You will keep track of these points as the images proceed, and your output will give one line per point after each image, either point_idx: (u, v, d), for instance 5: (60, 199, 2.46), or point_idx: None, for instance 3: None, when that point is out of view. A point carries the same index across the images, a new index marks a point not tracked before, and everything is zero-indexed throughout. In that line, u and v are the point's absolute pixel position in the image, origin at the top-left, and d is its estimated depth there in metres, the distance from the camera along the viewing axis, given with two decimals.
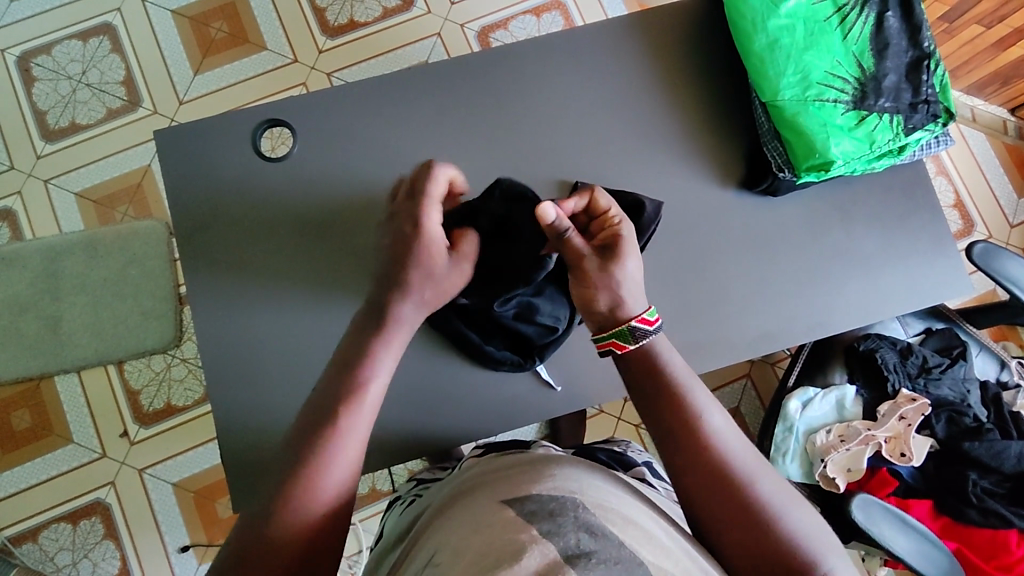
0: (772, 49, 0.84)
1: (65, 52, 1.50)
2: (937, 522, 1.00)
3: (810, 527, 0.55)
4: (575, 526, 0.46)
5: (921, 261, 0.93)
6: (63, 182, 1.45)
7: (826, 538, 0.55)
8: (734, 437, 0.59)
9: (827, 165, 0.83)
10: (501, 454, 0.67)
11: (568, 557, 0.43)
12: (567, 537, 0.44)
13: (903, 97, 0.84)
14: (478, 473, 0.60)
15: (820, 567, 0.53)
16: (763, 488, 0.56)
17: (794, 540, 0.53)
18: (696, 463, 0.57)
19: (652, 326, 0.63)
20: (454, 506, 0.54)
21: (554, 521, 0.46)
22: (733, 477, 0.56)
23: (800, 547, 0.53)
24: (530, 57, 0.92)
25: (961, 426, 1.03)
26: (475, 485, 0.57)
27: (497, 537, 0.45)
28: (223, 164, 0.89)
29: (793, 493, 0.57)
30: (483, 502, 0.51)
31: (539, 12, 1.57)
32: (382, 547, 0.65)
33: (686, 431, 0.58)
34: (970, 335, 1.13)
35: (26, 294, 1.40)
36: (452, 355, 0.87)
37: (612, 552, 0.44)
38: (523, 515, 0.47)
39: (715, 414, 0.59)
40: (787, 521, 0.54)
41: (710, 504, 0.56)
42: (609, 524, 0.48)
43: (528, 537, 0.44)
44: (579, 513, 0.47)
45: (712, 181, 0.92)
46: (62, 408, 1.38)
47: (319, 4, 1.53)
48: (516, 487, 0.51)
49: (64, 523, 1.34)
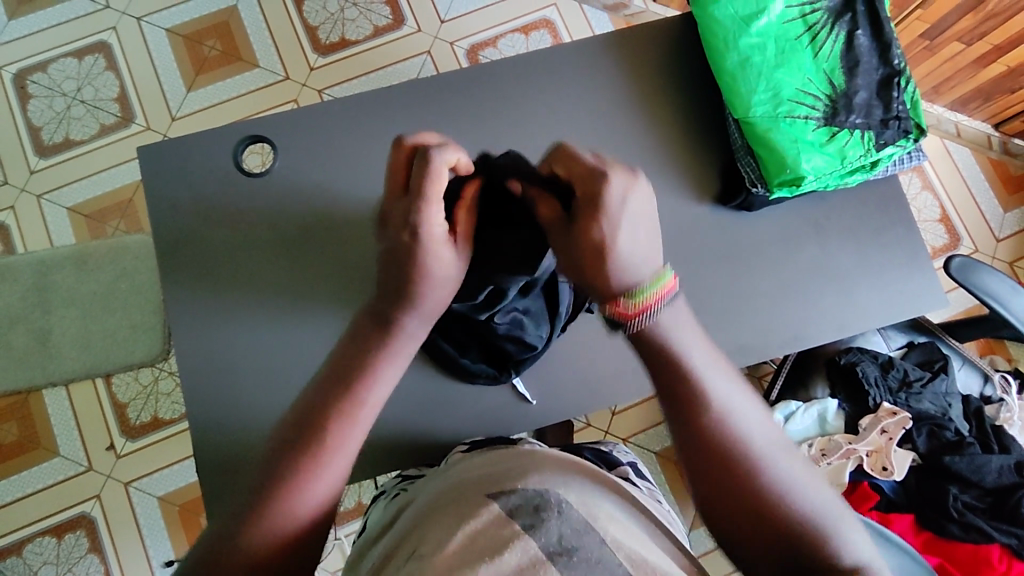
0: (744, 67, 0.86)
1: (60, 69, 1.52)
2: (920, 537, 0.99)
3: (819, 498, 0.53)
4: (559, 522, 0.47)
5: (897, 276, 0.94)
6: (56, 197, 1.47)
7: (838, 508, 0.53)
8: (744, 409, 0.55)
9: (798, 180, 0.85)
10: (481, 452, 0.69)
11: (549, 555, 0.44)
12: (550, 533, 0.46)
13: (875, 113, 0.86)
14: (461, 470, 0.62)
15: (838, 547, 0.51)
16: (770, 462, 0.53)
17: (808, 522, 0.51)
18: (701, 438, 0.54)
19: (634, 318, 0.55)
20: (434, 500, 0.56)
21: (538, 516, 0.47)
22: (741, 454, 0.53)
23: (816, 529, 0.51)
24: (508, 74, 0.94)
25: (942, 440, 1.03)
26: (457, 482, 0.58)
27: (475, 533, 0.46)
28: (206, 179, 0.90)
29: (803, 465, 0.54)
30: (464, 498, 0.52)
31: (527, 30, 1.59)
32: (358, 544, 0.66)
33: (696, 415, 0.55)
34: (952, 349, 1.13)
35: (16, 307, 1.41)
36: (429, 368, 0.88)
37: (592, 548, 0.46)
38: (507, 508, 0.48)
39: (727, 393, 0.55)
40: (801, 503, 0.52)
41: (716, 482, 0.54)
42: (593, 519, 0.48)
43: (510, 536, 0.45)
44: (562, 507, 0.48)
45: (687, 196, 0.93)
46: (49, 421, 1.38)
47: (311, 22, 1.56)
48: (499, 482, 0.52)
49: (49, 537, 1.34)
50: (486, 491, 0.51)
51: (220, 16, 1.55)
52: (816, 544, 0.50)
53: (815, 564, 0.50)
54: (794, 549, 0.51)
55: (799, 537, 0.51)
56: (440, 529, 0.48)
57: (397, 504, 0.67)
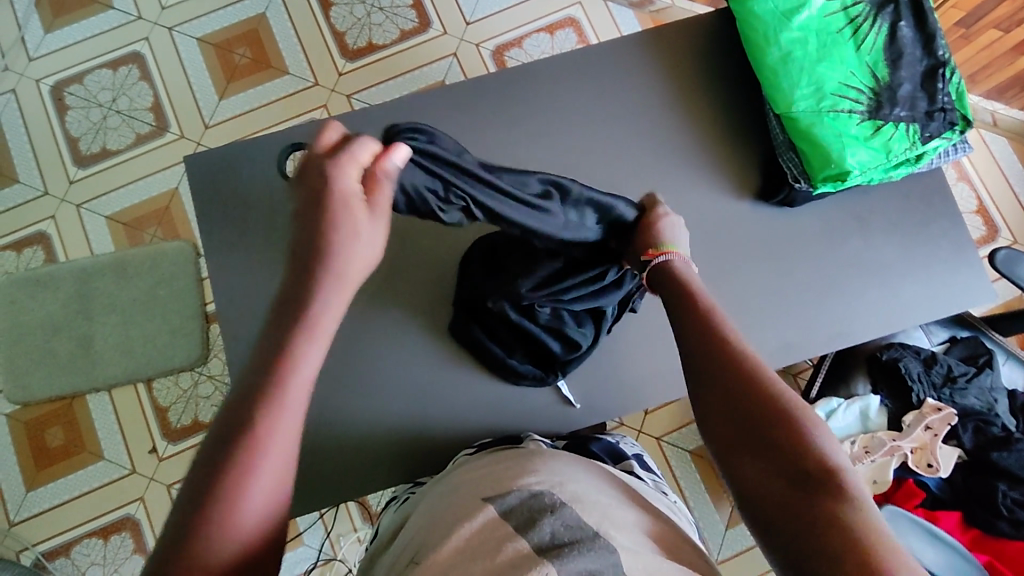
0: (785, 62, 0.85)
1: (96, 80, 1.56)
2: (967, 535, 0.99)
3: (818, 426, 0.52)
4: (552, 521, 0.49)
5: (943, 269, 0.93)
6: (95, 206, 1.50)
7: (837, 444, 0.52)
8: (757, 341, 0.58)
9: (843, 175, 0.84)
10: (490, 452, 0.72)
11: (540, 550, 0.46)
12: (542, 531, 0.48)
13: (919, 106, 0.84)
14: (471, 467, 0.65)
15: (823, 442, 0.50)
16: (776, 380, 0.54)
17: (795, 411, 0.52)
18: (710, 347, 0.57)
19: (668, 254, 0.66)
20: (440, 505, 0.59)
21: (531, 517, 0.50)
22: (739, 350, 0.56)
23: (802, 421, 0.51)
24: (544, 76, 0.94)
25: (988, 435, 1.01)
26: (462, 485, 0.61)
27: (467, 538, 0.49)
28: (249, 187, 0.92)
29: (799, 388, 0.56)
30: (468, 501, 0.56)
31: (553, 29, 1.59)
32: (369, 550, 0.68)
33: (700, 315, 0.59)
34: (996, 343, 1.12)
35: (60, 315, 1.44)
36: (473, 369, 0.88)
37: (586, 541, 0.47)
38: (500, 511, 0.52)
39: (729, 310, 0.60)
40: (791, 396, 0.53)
41: (711, 376, 0.56)
42: (585, 515, 0.51)
43: (504, 535, 0.48)
44: (555, 508, 0.51)
45: (727, 193, 0.92)
46: (93, 425, 1.42)
47: (339, 28, 1.57)
48: (500, 486, 0.57)
49: (96, 538, 1.37)
50: (484, 496, 0.56)
51: (249, 24, 1.57)
52: (801, 430, 0.51)
53: (798, 450, 0.50)
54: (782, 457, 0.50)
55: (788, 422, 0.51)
56: (438, 535, 0.52)
57: (404, 509, 0.69)
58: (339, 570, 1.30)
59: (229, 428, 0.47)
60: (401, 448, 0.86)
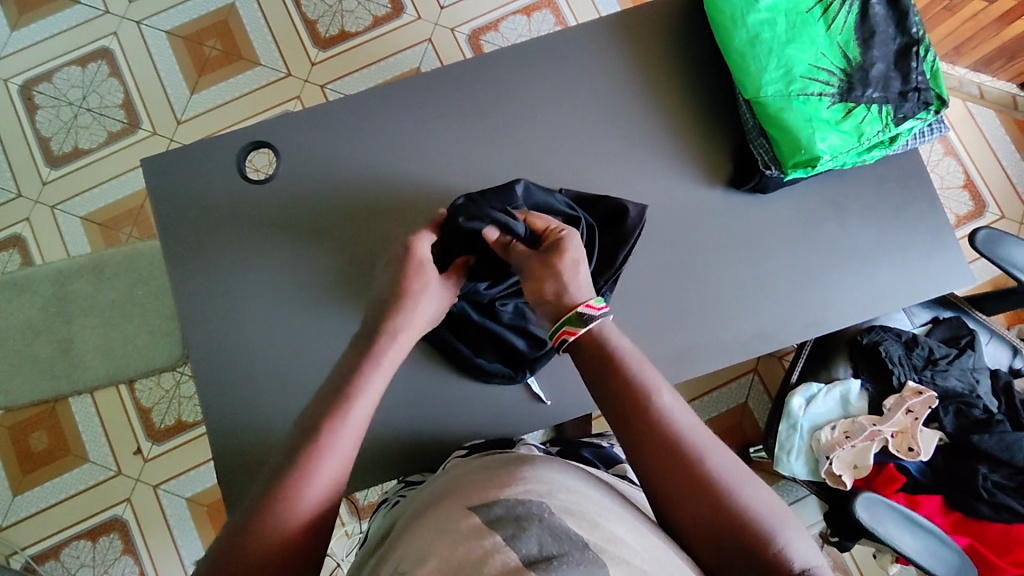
0: (753, 44, 0.82)
1: (65, 78, 1.52)
2: (948, 518, 0.98)
3: (762, 501, 0.56)
4: (539, 531, 0.47)
5: (920, 253, 0.91)
6: (69, 207, 1.48)
7: (789, 522, 0.56)
8: (689, 415, 0.59)
9: (814, 161, 0.81)
10: (486, 455, 0.69)
11: (529, 563, 0.45)
12: (530, 541, 0.46)
13: (892, 86, 0.82)
14: (460, 471, 0.63)
15: (776, 538, 0.54)
16: (717, 465, 0.57)
17: (746, 513, 0.55)
18: (652, 443, 0.58)
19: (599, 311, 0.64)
20: (421, 514, 0.56)
21: (517, 526, 0.47)
22: (681, 451, 0.57)
23: (754, 519, 0.55)
24: (509, 64, 0.91)
25: (970, 418, 1.00)
26: (449, 490, 0.58)
27: (453, 549, 0.46)
28: (210, 188, 0.90)
29: (744, 465, 0.58)
30: (452, 507, 0.52)
31: (529, 11, 1.56)
32: (358, 555, 0.65)
33: (637, 414, 0.59)
34: (979, 323, 1.11)
35: (38, 318, 1.43)
36: (442, 369, 0.87)
37: (574, 554, 0.46)
38: (488, 520, 0.48)
39: (664, 393, 0.60)
40: (738, 495, 0.56)
41: (660, 481, 0.57)
42: (576, 525, 0.49)
43: (490, 545, 0.46)
44: (545, 516, 0.49)
45: (697, 181, 0.90)
46: (77, 428, 1.41)
47: (310, 16, 1.54)
48: (486, 491, 0.53)
49: (84, 540, 1.37)
50: (469, 503, 0.52)
51: (219, 15, 1.54)
52: (755, 533, 0.54)
53: (756, 554, 0.54)
54: (745, 550, 0.54)
55: (740, 525, 0.54)
56: (420, 546, 0.48)
57: (392, 513, 0.67)
58: (328, 565, 1.30)
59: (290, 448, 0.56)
60: (370, 451, 0.85)
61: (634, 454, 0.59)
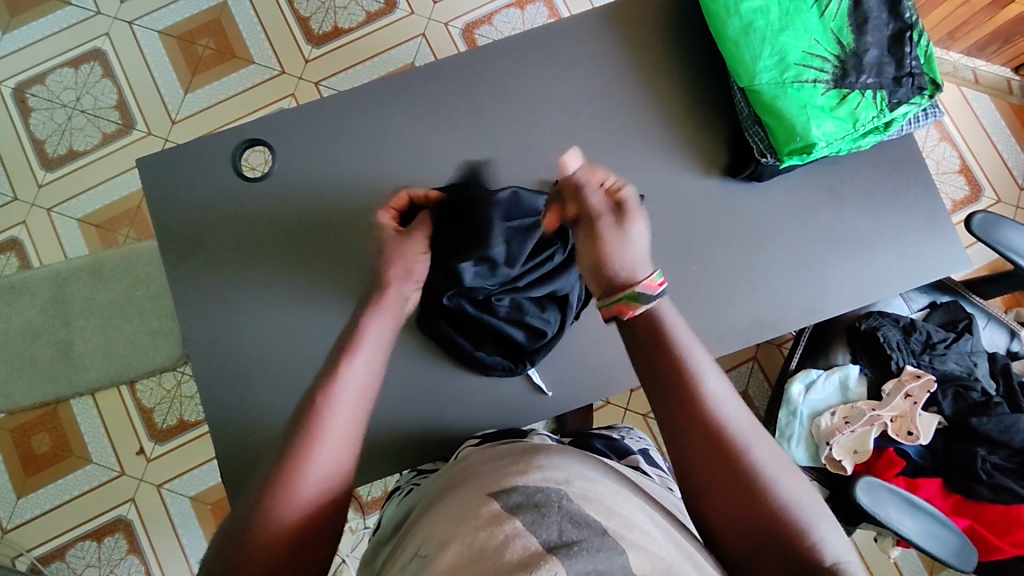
0: (747, 32, 0.83)
1: (58, 80, 1.52)
2: (949, 500, 0.99)
3: (803, 501, 0.54)
4: (559, 517, 0.48)
5: (918, 237, 0.91)
6: (66, 209, 1.48)
7: (831, 525, 0.54)
8: (737, 405, 0.57)
9: (810, 147, 0.81)
10: (492, 445, 0.69)
11: (550, 548, 0.46)
12: (550, 528, 0.47)
13: (886, 72, 0.82)
14: (470, 462, 0.63)
15: (815, 537, 0.52)
16: (760, 457, 0.55)
17: (786, 508, 0.53)
18: (689, 421, 0.57)
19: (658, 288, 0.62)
20: (436, 503, 0.56)
21: (538, 512, 0.48)
22: (724, 437, 0.55)
23: (794, 516, 0.53)
24: (503, 58, 0.91)
25: (969, 401, 1.01)
26: (463, 478, 0.58)
27: (473, 536, 0.47)
28: (206, 188, 0.90)
29: (789, 462, 0.56)
30: (470, 494, 0.53)
31: (522, 4, 1.55)
32: (370, 547, 0.66)
33: (682, 394, 0.57)
34: (976, 307, 1.11)
35: (38, 321, 1.43)
36: (443, 363, 0.87)
37: (594, 540, 0.47)
38: (508, 507, 0.49)
39: (711, 377, 0.58)
40: (778, 489, 0.54)
41: (700, 467, 0.55)
42: (594, 513, 0.50)
43: (511, 530, 0.47)
44: (564, 504, 0.49)
45: (694, 170, 0.90)
46: (79, 430, 1.41)
47: (303, 13, 1.53)
48: (503, 478, 0.53)
49: (90, 541, 1.38)
50: (488, 489, 0.52)
51: (211, 14, 1.53)
52: (794, 529, 0.52)
53: (795, 552, 0.52)
54: (779, 547, 0.52)
55: (779, 521, 0.53)
56: (444, 530, 0.50)
57: (406, 502, 0.67)
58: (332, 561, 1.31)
59: (292, 444, 0.56)
60: (373, 446, 0.85)
61: (669, 431, 0.58)
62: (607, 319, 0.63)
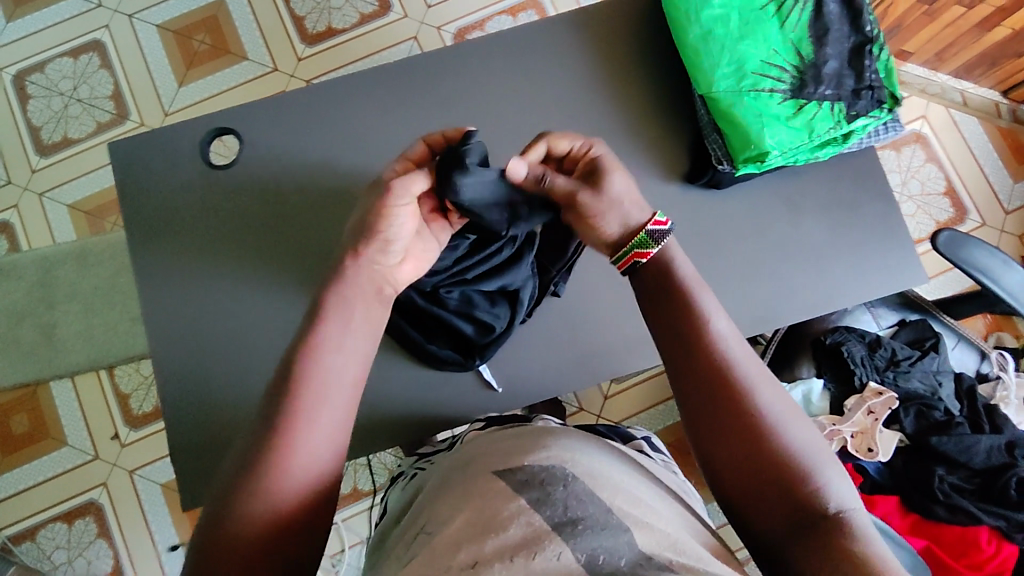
0: (706, 40, 0.83)
1: (57, 69, 1.55)
2: (906, 520, 0.98)
3: (808, 445, 0.55)
4: (564, 495, 0.49)
5: (876, 251, 0.91)
6: (56, 195, 1.51)
7: (836, 471, 0.55)
8: (746, 351, 0.58)
9: (763, 156, 0.82)
10: (497, 429, 0.69)
11: (555, 526, 0.47)
12: (555, 505, 0.48)
13: (845, 84, 0.82)
14: (476, 444, 0.63)
15: (818, 479, 0.53)
16: (768, 401, 0.56)
17: (791, 451, 0.54)
18: (699, 366, 0.57)
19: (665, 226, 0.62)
20: (446, 480, 0.57)
21: (543, 490, 0.49)
22: (732, 382, 0.56)
23: (798, 459, 0.54)
24: (470, 59, 0.93)
25: (930, 420, 1.00)
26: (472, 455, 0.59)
27: (480, 512, 0.49)
28: (173, 175, 0.92)
29: (795, 407, 0.57)
30: (475, 473, 0.54)
31: (514, 11, 1.57)
32: (380, 530, 0.67)
33: (690, 338, 0.58)
34: (946, 326, 1.10)
35: (23, 303, 1.46)
36: (394, 356, 0.88)
37: (599, 518, 0.48)
38: (514, 484, 0.50)
39: (722, 320, 0.58)
40: (785, 433, 0.55)
41: (708, 411, 0.56)
42: (601, 491, 0.50)
43: (516, 507, 0.48)
44: (569, 484, 0.50)
45: (653, 176, 0.91)
46: (56, 412, 1.43)
47: (298, 13, 1.56)
48: (510, 456, 0.54)
49: (60, 523, 1.39)
50: (494, 467, 0.53)
51: (208, 11, 1.56)
52: (795, 472, 0.53)
53: (797, 495, 0.53)
54: (784, 491, 0.53)
55: (782, 464, 0.54)
56: (446, 506, 0.51)
57: (412, 487, 0.68)
58: None
59: None
60: None
61: (679, 375, 0.58)
62: (622, 271, 0.64)
